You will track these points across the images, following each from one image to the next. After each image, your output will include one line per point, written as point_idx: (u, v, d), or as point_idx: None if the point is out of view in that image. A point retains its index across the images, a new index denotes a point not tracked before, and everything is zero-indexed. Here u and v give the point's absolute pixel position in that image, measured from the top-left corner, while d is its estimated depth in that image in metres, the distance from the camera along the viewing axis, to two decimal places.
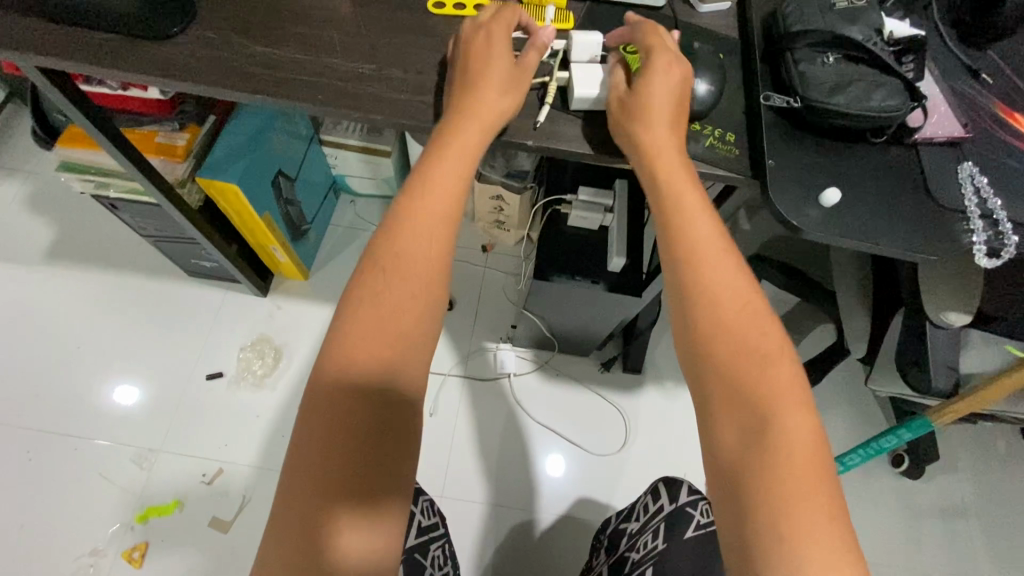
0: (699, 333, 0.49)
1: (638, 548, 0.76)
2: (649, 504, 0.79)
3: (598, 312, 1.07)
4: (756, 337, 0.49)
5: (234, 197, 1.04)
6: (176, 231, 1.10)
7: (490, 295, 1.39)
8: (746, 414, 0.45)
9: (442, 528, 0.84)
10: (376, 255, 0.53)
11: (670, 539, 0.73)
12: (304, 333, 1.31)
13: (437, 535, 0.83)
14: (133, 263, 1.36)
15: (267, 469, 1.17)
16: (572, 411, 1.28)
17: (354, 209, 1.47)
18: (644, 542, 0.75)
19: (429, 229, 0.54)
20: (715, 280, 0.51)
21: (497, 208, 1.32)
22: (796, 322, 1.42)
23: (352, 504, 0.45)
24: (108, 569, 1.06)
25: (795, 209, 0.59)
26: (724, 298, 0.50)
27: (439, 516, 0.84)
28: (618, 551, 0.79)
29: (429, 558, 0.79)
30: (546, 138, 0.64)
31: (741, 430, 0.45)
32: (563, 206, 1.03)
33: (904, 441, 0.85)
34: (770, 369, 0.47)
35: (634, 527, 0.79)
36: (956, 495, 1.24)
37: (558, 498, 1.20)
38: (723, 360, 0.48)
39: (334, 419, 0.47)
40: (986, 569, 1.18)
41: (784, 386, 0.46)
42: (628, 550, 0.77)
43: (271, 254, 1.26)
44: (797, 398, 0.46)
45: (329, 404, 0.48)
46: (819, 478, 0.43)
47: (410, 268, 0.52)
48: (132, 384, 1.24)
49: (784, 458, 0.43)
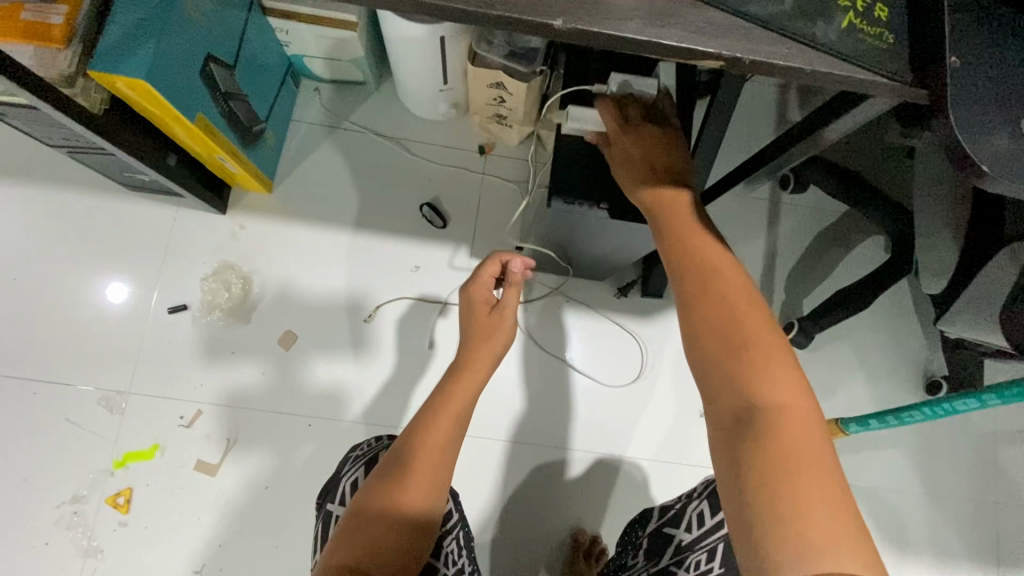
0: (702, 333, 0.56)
1: (688, 568, 0.67)
2: (703, 515, 0.68)
3: (628, 240, 0.89)
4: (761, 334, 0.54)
5: (147, 96, 0.79)
6: (83, 141, 0.87)
7: (490, 208, 1.18)
8: (741, 388, 0.51)
9: (456, 517, 0.74)
10: (450, 380, 0.74)
11: (727, 564, 0.65)
12: (276, 257, 1.13)
13: (451, 526, 0.73)
14: (61, 176, 1.13)
15: (251, 409, 1.06)
16: (593, 346, 1.15)
17: (321, 100, 1.20)
18: (695, 561, 0.67)
19: (481, 364, 0.76)
20: (719, 282, 0.58)
21: (497, 99, 1.06)
22: (843, 235, 1.23)
23: (396, 532, 0.59)
24: (92, 516, 1.00)
25: (978, 137, 0.45)
26: (727, 304, 0.56)
27: (452, 504, 0.75)
28: (660, 559, 0.71)
29: (443, 557, 0.71)
30: (580, 14, 0.46)
31: (738, 407, 0.51)
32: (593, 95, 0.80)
33: (986, 406, 0.74)
34: (758, 357, 0.52)
35: (683, 539, 0.69)
36: (991, 421, 1.17)
37: (570, 433, 1.11)
38: (721, 344, 0.54)
39: (398, 472, 0.62)
40: (1016, 496, 1.13)
41: (783, 373, 0.52)
42: (675, 564, 0.68)
43: (220, 164, 1.03)
44: (794, 385, 0.51)
45: (398, 459, 0.64)
46: (817, 449, 0.48)
47: (462, 387, 0.72)
48: (124, 282, 1.10)
49: (779, 428, 0.48)
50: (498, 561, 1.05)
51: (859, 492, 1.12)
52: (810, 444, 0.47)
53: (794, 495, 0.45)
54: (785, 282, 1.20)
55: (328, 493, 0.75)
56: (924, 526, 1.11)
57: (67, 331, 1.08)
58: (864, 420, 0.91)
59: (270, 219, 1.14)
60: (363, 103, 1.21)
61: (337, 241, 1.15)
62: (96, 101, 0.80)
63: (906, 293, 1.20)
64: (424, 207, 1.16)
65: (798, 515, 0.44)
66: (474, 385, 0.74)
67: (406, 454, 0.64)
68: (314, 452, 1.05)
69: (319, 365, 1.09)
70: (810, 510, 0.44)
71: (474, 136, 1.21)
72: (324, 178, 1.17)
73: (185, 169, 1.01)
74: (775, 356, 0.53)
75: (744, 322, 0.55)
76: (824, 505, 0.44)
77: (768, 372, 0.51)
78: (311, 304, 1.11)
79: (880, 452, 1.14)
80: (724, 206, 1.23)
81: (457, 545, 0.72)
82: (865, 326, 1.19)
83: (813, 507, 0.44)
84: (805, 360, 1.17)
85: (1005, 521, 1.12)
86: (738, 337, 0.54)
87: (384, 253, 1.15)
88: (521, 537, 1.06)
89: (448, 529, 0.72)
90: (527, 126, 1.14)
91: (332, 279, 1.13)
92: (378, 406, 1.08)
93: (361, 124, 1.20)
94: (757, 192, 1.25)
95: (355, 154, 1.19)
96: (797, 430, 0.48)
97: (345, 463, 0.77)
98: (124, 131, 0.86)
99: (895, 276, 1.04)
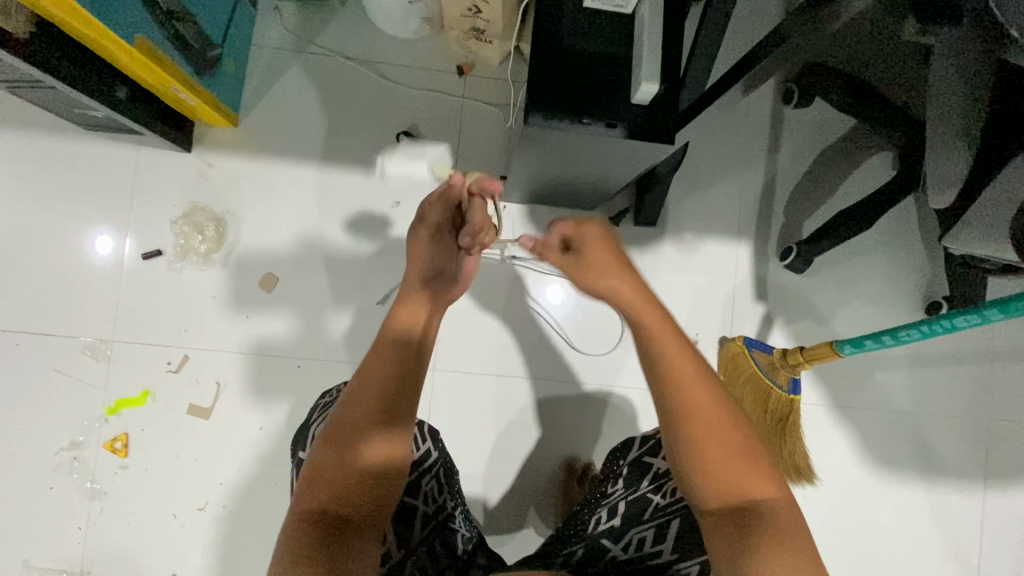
0: (680, 427, 0.61)
1: (666, 494, 0.71)
2: None
3: (616, 163, 0.84)
4: (699, 405, 0.61)
5: (78, 18, 0.71)
6: (20, 74, 0.81)
7: (473, 136, 1.11)
8: (728, 469, 0.60)
9: (435, 455, 0.77)
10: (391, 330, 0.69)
11: None
12: (250, 197, 1.08)
13: (429, 467, 0.76)
14: (9, 115, 1.05)
15: (238, 353, 1.05)
16: None
17: (282, 21, 1.10)
18: (672, 487, 0.71)
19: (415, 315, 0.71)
20: (679, 375, 0.62)
21: (473, 9, 0.96)
22: (849, 151, 1.15)
23: (363, 484, 0.61)
24: (92, 462, 1.01)
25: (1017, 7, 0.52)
26: (686, 397, 0.61)
27: (430, 444, 0.77)
28: (637, 485, 0.73)
29: (421, 496, 0.75)
30: None
31: (726, 494, 0.60)
32: None
33: (989, 323, 0.73)
34: (722, 436, 0.60)
35: (660, 467, 0.72)
36: (991, 339, 1.15)
37: (562, 365, 1.11)
38: (695, 437, 0.60)
39: (354, 425, 0.63)
40: (1007, 411, 1.14)
41: (711, 412, 0.61)
42: (652, 491, 0.72)
43: (177, 98, 0.96)
44: (755, 460, 0.60)
45: (353, 413, 0.63)
46: (783, 509, 0.59)
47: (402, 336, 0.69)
48: (111, 230, 1.06)
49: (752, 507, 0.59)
50: (494, 490, 1.07)
51: (853, 414, 1.12)
52: (743, 472, 0.60)
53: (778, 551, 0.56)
54: (785, 204, 1.15)
55: (299, 440, 0.76)
56: (915, 443, 1.12)
57: (41, 281, 1.05)
58: (859, 341, 0.90)
59: (239, 156, 1.08)
60: (329, 23, 1.11)
61: (312, 178, 1.09)
62: (23, 27, 0.74)
63: (911, 212, 1.15)
64: (402, 136, 1.09)
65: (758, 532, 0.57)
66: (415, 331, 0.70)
67: (357, 412, 0.63)
68: (306, 393, 1.05)
69: (304, 310, 1.07)
70: (784, 541, 0.56)
71: (452, 55, 1.12)
72: (293, 110, 1.10)
73: (139, 102, 0.93)
74: (737, 439, 0.61)
75: (674, 377, 0.62)
76: (798, 560, 0.55)
77: (702, 422, 0.61)
78: (289, 246, 1.07)
79: (876, 374, 1.13)
80: (723, 125, 1.15)
81: (436, 483, 0.77)
82: (867, 247, 1.15)
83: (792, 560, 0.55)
84: (804, 285, 1.14)
85: (995, 436, 1.13)
86: (677, 394, 0.61)
87: (362, 188, 1.09)
88: (516, 468, 1.08)
89: (425, 470, 0.76)
90: (508, 41, 1.05)
91: (310, 219, 1.08)
92: (366, 345, 1.07)
93: (328, 47, 1.11)
94: (761, 107, 1.16)
95: (325, 81, 1.10)
96: (729, 463, 0.60)
97: (314, 411, 0.78)
98: (59, 60, 0.79)
99: (894, 200, 0.98)
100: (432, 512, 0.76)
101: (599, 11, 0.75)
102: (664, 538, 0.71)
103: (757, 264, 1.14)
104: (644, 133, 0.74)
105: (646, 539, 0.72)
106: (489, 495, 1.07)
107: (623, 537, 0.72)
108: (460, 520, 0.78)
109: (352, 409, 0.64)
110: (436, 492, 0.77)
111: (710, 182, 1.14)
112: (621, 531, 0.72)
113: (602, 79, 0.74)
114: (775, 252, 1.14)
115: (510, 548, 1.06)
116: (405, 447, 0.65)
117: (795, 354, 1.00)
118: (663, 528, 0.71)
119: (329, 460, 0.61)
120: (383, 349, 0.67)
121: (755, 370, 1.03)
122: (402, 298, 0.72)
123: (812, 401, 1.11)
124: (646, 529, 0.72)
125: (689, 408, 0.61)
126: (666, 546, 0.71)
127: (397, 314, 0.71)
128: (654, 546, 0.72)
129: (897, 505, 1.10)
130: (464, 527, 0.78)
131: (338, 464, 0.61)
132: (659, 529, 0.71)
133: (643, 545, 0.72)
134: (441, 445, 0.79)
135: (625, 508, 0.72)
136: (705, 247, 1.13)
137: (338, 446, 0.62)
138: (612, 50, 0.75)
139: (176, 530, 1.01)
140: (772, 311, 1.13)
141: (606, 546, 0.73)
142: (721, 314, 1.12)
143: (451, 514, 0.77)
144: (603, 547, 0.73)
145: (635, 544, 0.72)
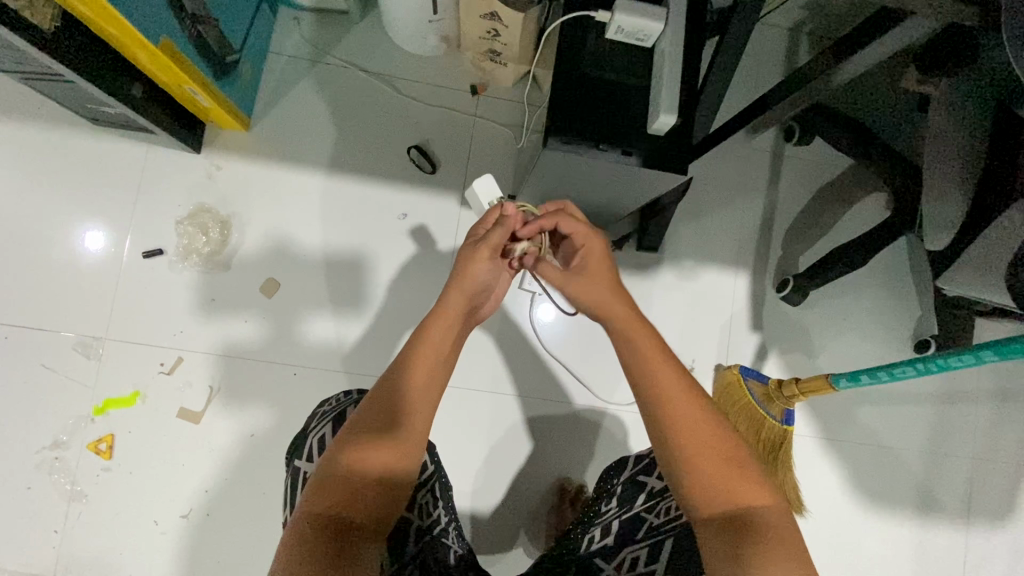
0: (663, 418, 0.65)
1: (659, 513, 0.72)
2: None
3: (626, 188, 0.85)
4: (674, 387, 0.65)
5: (106, 16, 0.72)
6: (37, 65, 0.81)
7: (482, 153, 1.12)
8: (715, 467, 0.62)
9: (432, 467, 0.78)
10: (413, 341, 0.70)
11: None
12: (255, 200, 1.07)
13: (425, 480, 0.77)
14: (17, 106, 1.05)
15: (230, 356, 1.04)
16: None
17: (301, 31, 1.12)
18: (666, 506, 0.72)
19: (441, 333, 0.71)
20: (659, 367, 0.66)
21: (492, 33, 0.99)
22: (844, 191, 1.19)
23: (366, 494, 0.61)
24: (74, 462, 0.98)
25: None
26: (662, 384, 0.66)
27: (427, 458, 0.78)
28: (631, 505, 0.75)
29: (415, 509, 0.76)
30: None
31: (720, 498, 0.61)
32: (597, 14, 0.75)
33: (982, 363, 0.75)
34: (702, 430, 0.63)
35: (655, 485, 0.74)
36: (972, 380, 1.18)
37: (559, 385, 1.11)
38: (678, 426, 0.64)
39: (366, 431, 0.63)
40: (986, 452, 1.16)
41: (699, 416, 0.64)
42: (646, 511, 0.73)
43: (191, 98, 0.96)
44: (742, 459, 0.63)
45: (363, 419, 0.65)
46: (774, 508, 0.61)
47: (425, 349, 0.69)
48: (109, 227, 1.05)
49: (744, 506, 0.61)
50: (485, 509, 1.06)
51: (841, 446, 1.13)
52: (730, 474, 0.62)
53: (770, 544, 0.57)
54: (782, 238, 1.17)
55: (296, 448, 0.75)
56: (899, 479, 1.13)
57: (34, 275, 1.03)
58: (855, 375, 0.91)
59: (250, 160, 1.08)
60: (345, 35, 1.13)
61: (319, 187, 1.09)
62: (47, 17, 0.74)
63: (903, 253, 1.18)
64: (413, 150, 1.10)
65: (743, 535, 0.58)
66: (438, 348, 0.70)
67: (373, 424, 0.64)
68: (299, 402, 1.04)
69: (304, 319, 1.06)
70: (776, 535, 0.58)
71: (464, 75, 1.14)
72: (304, 118, 1.10)
73: (153, 100, 0.94)
74: (720, 434, 0.64)
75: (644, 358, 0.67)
76: (790, 548, 0.57)
77: (689, 427, 0.64)
78: (292, 251, 1.07)
79: (863, 408, 1.15)
80: (726, 157, 1.18)
81: (431, 496, 0.77)
82: (858, 284, 1.18)
83: (784, 552, 0.57)
84: (796, 317, 1.16)
85: (979, 477, 1.15)
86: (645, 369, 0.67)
87: (369, 200, 1.10)
88: (507, 486, 1.07)
89: (421, 483, 0.76)
90: (523, 65, 1.07)
91: (315, 227, 1.08)
92: (362, 356, 1.06)
93: (345, 59, 1.12)
94: (761, 144, 1.20)
95: (338, 91, 1.12)
96: (717, 465, 0.62)
97: (314, 418, 0.78)
98: (78, 53, 0.79)
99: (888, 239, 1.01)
100: (427, 526, 0.75)
101: (618, 43, 0.78)
102: (658, 558, 0.69)
103: (753, 294, 1.16)
104: (659, 162, 0.76)
105: (639, 559, 0.71)
106: (478, 511, 1.06)
107: (616, 557, 0.72)
108: (452, 536, 0.76)
109: (363, 417, 0.65)
110: (431, 506, 0.76)
111: (711, 211, 1.17)
112: (614, 550, 0.73)
113: (619, 109, 0.77)
114: (771, 285, 1.16)
115: (497, 569, 1.05)
116: (412, 469, 0.65)
117: (791, 385, 1.00)
118: (657, 546, 0.70)
119: (336, 465, 0.61)
120: (395, 367, 0.69)
121: (749, 399, 1.04)
122: (432, 313, 0.72)
123: (803, 431, 1.13)
124: (639, 547, 0.71)
125: (675, 413, 0.64)
126: (659, 565, 0.69)
127: (423, 329, 0.71)
128: (648, 566, 0.70)
129: (883, 540, 1.11)
130: (456, 543, 0.76)
131: (344, 470, 0.61)
132: (651, 548, 0.70)
133: (636, 566, 0.70)
134: (437, 459, 0.80)
135: (618, 527, 0.74)
136: (704, 274, 1.15)
137: (347, 454, 0.62)
138: (629, 80, 0.78)
139: (155, 536, 0.98)
140: (766, 341, 1.15)
141: (599, 565, 0.73)
142: (717, 341, 1.13)
143: (444, 529, 0.75)
144: (597, 567, 0.73)
145: (628, 565, 0.71)
